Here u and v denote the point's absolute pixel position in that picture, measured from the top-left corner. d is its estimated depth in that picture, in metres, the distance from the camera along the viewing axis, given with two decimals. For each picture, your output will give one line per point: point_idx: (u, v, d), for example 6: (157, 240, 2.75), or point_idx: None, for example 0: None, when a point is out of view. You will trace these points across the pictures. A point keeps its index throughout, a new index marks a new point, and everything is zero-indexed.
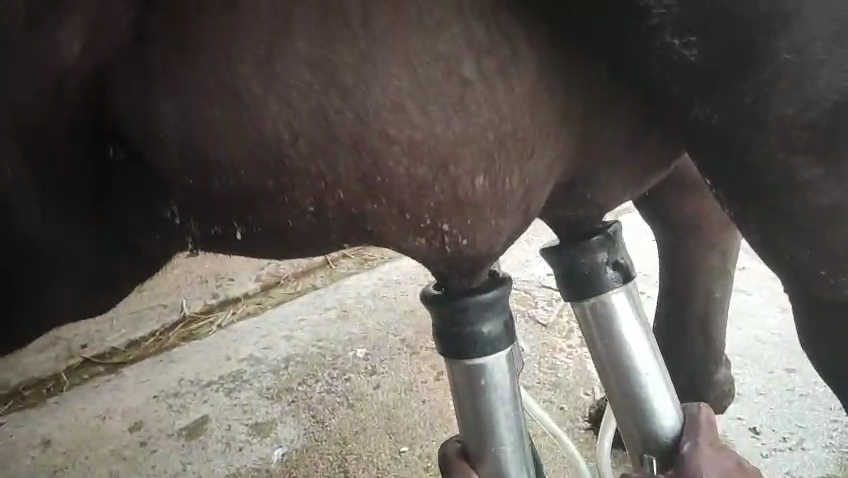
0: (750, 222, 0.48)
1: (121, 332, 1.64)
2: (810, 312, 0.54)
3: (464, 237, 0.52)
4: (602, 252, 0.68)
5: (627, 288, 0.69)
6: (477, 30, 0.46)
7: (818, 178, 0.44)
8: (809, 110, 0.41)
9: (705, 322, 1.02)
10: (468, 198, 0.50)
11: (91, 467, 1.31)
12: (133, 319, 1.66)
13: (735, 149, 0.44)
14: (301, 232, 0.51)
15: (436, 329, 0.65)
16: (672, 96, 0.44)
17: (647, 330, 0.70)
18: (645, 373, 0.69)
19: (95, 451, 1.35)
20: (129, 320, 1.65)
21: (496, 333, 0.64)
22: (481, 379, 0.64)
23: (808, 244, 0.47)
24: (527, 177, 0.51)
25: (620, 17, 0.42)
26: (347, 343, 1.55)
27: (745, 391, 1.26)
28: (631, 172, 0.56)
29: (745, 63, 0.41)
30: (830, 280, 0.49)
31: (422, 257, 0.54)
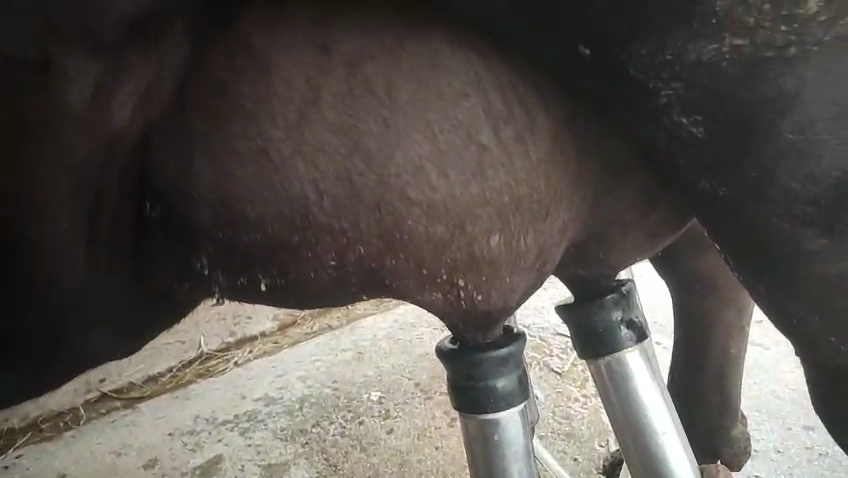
0: (757, 287, 0.50)
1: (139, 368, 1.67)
2: (822, 377, 0.55)
3: (479, 292, 0.54)
4: (617, 310, 0.69)
5: (641, 346, 0.70)
6: (496, 100, 0.48)
7: (824, 249, 0.46)
8: (813, 185, 0.43)
9: (721, 378, 1.02)
10: (484, 255, 0.52)
11: None
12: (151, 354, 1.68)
13: (743, 220, 0.46)
14: (322, 284, 0.53)
15: (451, 383, 0.66)
16: (680, 169, 0.46)
17: (661, 388, 0.71)
18: (661, 432, 0.69)
19: None
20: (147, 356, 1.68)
21: (510, 389, 0.65)
22: (494, 435, 0.65)
23: (815, 310, 0.49)
24: (541, 237, 0.53)
25: (630, 96, 0.44)
26: (362, 386, 1.56)
27: (762, 447, 1.24)
28: (643, 233, 0.58)
29: (750, 142, 0.42)
30: (839, 346, 0.51)
31: (438, 311, 0.56)
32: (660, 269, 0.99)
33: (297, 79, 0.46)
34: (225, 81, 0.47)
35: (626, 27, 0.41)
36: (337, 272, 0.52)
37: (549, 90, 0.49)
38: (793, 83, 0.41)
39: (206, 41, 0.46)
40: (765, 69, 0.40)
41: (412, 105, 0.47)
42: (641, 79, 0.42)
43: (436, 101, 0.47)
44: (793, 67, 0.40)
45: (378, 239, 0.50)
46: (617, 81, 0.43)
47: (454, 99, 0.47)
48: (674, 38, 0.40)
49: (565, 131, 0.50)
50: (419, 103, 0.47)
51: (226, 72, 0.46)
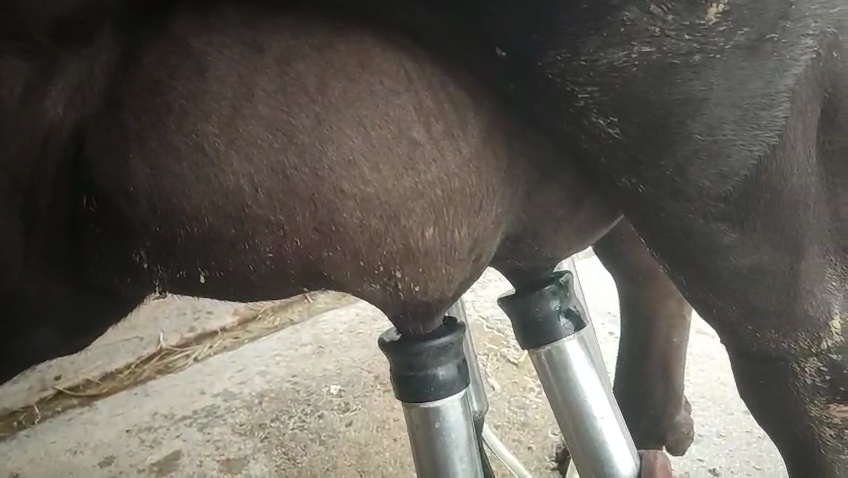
0: (678, 280, 0.53)
1: (96, 364, 1.65)
2: (740, 355, 0.58)
3: (417, 283, 0.55)
4: (554, 300, 0.72)
5: (579, 335, 0.73)
6: (426, 96, 0.50)
7: (736, 240, 0.49)
8: (723, 182, 0.47)
9: (665, 367, 1.06)
10: (419, 246, 0.53)
11: None
12: (107, 350, 1.66)
13: (662, 214, 0.48)
14: (262, 277, 0.53)
15: (394, 375, 0.68)
16: (600, 167, 0.48)
17: (600, 375, 0.74)
18: (599, 417, 0.72)
19: None
20: (105, 353, 1.66)
21: (450, 377, 0.67)
22: (435, 423, 0.67)
23: (730, 300, 0.52)
24: (474, 230, 0.55)
25: (551, 100, 0.46)
26: (321, 379, 1.57)
27: (706, 433, 1.29)
28: (576, 227, 0.60)
29: (664, 143, 0.45)
30: (754, 332, 0.55)
31: (377, 302, 0.57)
32: (602, 261, 1.02)
33: (228, 78, 0.47)
34: (158, 77, 0.47)
35: (541, 32, 0.43)
36: (277, 266, 0.52)
37: (476, 88, 0.51)
38: (700, 88, 0.43)
39: (141, 40, 0.47)
40: (673, 75, 0.43)
41: (343, 102, 0.48)
42: (558, 82, 0.44)
43: (369, 100, 0.49)
44: (700, 73, 0.43)
45: (313, 235, 0.51)
46: (537, 83, 0.45)
47: (385, 99, 0.49)
48: (586, 46, 0.43)
49: (493, 131, 0.53)
50: (350, 102, 0.49)
51: (159, 69, 0.47)
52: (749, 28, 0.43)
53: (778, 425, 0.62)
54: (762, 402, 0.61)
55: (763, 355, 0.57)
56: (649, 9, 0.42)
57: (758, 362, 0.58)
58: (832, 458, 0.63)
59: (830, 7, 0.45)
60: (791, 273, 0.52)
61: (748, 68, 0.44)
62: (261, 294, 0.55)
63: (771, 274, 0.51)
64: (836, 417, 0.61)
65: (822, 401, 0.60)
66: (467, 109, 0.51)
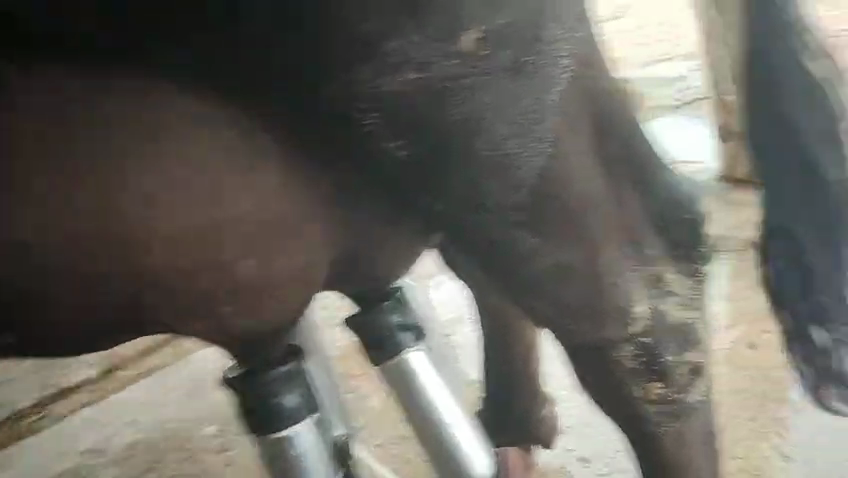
0: (501, 283, 0.59)
1: None
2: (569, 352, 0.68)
3: (252, 306, 0.61)
4: (393, 315, 0.75)
5: (423, 346, 0.76)
6: (237, 136, 0.53)
7: (539, 244, 0.57)
8: (513, 191, 0.55)
9: None
10: (249, 272, 0.59)
11: None
12: None
13: (470, 225, 0.56)
14: (106, 313, 0.56)
15: (242, 409, 0.67)
16: (410, 184, 0.55)
17: (449, 383, 0.76)
18: (449, 424, 0.74)
19: None
20: None
21: (298, 401, 0.67)
22: (288, 450, 0.66)
23: (549, 297, 0.59)
24: (302, 253, 0.60)
25: (350, 128, 0.53)
26: None
27: None
28: (407, 256, 0.64)
29: (455, 160, 0.53)
30: (571, 327, 0.62)
31: (217, 327, 0.61)
32: None
33: (40, 126, 0.49)
34: None
35: (328, 72, 0.50)
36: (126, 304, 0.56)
37: (284, 129, 0.53)
38: (474, 109, 0.52)
39: None
40: (447, 99, 0.51)
41: (159, 141, 0.52)
42: (352, 112, 0.52)
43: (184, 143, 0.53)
44: (471, 96, 0.51)
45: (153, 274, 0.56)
46: (337, 114, 0.52)
47: (199, 142, 0.53)
48: (369, 81, 0.50)
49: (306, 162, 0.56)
50: (168, 146, 0.52)
51: None
52: (505, 57, 0.52)
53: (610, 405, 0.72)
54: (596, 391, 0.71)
55: (589, 349, 0.67)
56: (415, 44, 0.49)
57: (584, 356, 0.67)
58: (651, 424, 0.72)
59: (575, 38, 0.55)
60: (590, 268, 0.60)
61: (511, 91, 0.52)
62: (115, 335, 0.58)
63: (574, 270, 0.59)
64: (655, 396, 0.71)
65: (644, 383, 0.70)
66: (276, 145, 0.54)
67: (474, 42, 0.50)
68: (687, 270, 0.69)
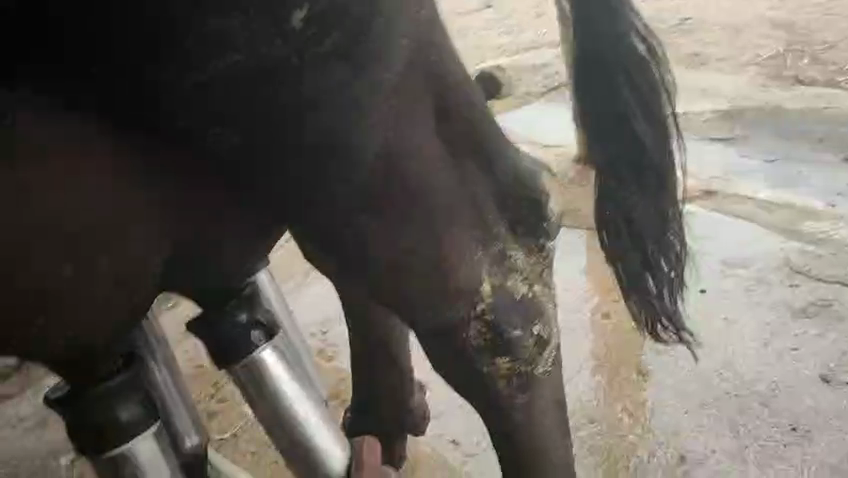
0: (343, 269, 0.64)
1: None
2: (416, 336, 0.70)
3: (68, 327, 0.56)
4: (242, 312, 0.74)
5: (273, 344, 0.74)
6: (39, 132, 0.49)
7: (378, 226, 0.61)
8: (349, 176, 0.58)
9: (390, 355, 1.14)
10: (58, 288, 0.53)
11: None
12: None
13: (307, 211, 0.59)
14: None
15: (71, 431, 0.62)
16: (248, 178, 0.57)
17: (300, 379, 0.74)
18: (304, 418, 0.73)
19: None
20: None
21: (134, 416, 0.62)
22: (126, 470, 0.62)
23: (392, 280, 0.64)
24: (124, 257, 0.56)
25: (170, 118, 0.52)
26: (48, 453, 1.40)
27: (446, 405, 1.41)
28: (249, 241, 0.65)
29: (285, 146, 0.55)
30: (415, 306, 0.67)
31: (28, 351, 0.55)
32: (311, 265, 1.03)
33: None
34: None
35: (138, 59, 0.47)
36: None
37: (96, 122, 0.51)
38: (302, 94, 0.53)
39: None
40: (272, 84, 0.51)
41: None
42: (169, 102, 0.50)
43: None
44: (297, 81, 0.52)
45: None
46: (151, 101, 0.50)
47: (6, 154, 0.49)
48: (185, 68, 0.48)
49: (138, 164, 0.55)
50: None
51: None
52: (330, 41, 0.52)
53: (464, 382, 0.74)
54: (448, 368, 0.73)
55: (440, 329, 0.69)
56: (232, 30, 0.47)
57: (436, 337, 0.70)
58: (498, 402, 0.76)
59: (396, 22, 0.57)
60: (432, 245, 0.65)
61: (339, 77, 0.54)
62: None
63: (412, 249, 0.64)
64: (504, 369, 0.74)
65: (490, 359, 0.73)
66: (107, 148, 0.53)
67: (300, 29, 0.50)
68: (528, 246, 0.74)
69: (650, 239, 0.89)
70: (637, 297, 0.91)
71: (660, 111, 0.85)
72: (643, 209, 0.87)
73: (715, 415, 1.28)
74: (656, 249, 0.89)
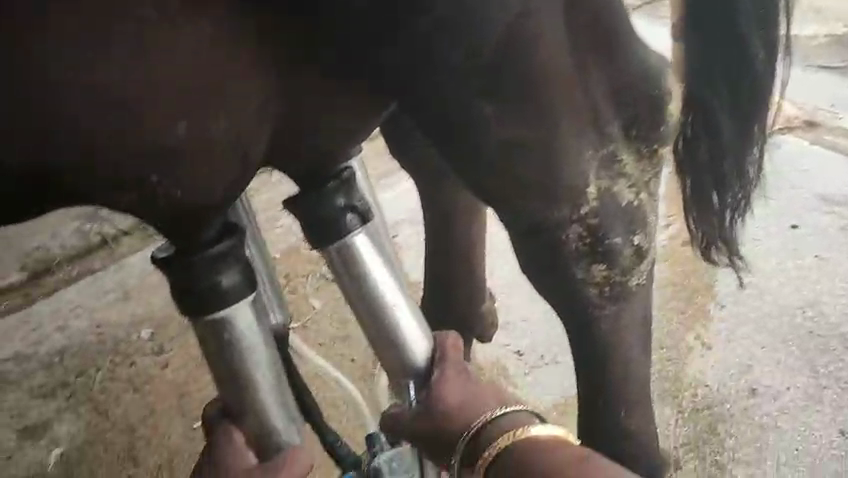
0: (453, 158, 0.62)
1: None
2: (515, 235, 0.68)
3: (177, 187, 0.55)
4: (339, 197, 0.72)
5: (367, 229, 0.73)
6: None
7: (494, 114, 0.58)
8: (473, 54, 0.55)
9: (466, 258, 1.15)
10: (170, 145, 0.52)
11: None
12: None
13: (423, 92, 0.56)
14: (26, 179, 0.51)
15: (174, 293, 0.63)
16: (367, 51, 0.55)
17: (389, 265, 0.74)
18: (393, 306, 0.73)
19: None
20: None
21: (235, 284, 0.63)
22: (224, 334, 0.64)
23: (502, 174, 0.62)
24: (233, 119, 0.54)
25: None
26: (130, 326, 1.49)
27: (512, 318, 1.41)
28: (354, 115, 0.63)
29: (409, 12, 0.51)
30: (519, 202, 0.64)
31: (140, 209, 0.56)
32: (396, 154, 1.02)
33: None
34: None
35: None
36: (54, 178, 0.52)
37: None
38: None
39: None
40: None
41: None
42: None
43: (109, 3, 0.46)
44: None
45: (82, 150, 0.50)
46: None
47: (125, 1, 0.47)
48: None
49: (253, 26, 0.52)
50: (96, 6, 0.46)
51: None
52: None
53: (556, 284, 0.72)
54: (542, 270, 0.71)
55: (541, 227, 0.67)
56: None
57: (537, 235, 0.68)
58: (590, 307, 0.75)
59: None
60: (546, 140, 0.62)
61: None
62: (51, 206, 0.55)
63: (526, 141, 0.61)
64: (599, 277, 0.72)
65: (587, 265, 0.71)
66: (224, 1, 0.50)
67: None
68: (640, 151, 0.69)
69: (728, 159, 0.85)
70: (698, 215, 0.89)
71: (775, 34, 0.78)
72: (729, 139, 0.83)
73: (794, 352, 1.25)
74: (732, 172, 0.86)
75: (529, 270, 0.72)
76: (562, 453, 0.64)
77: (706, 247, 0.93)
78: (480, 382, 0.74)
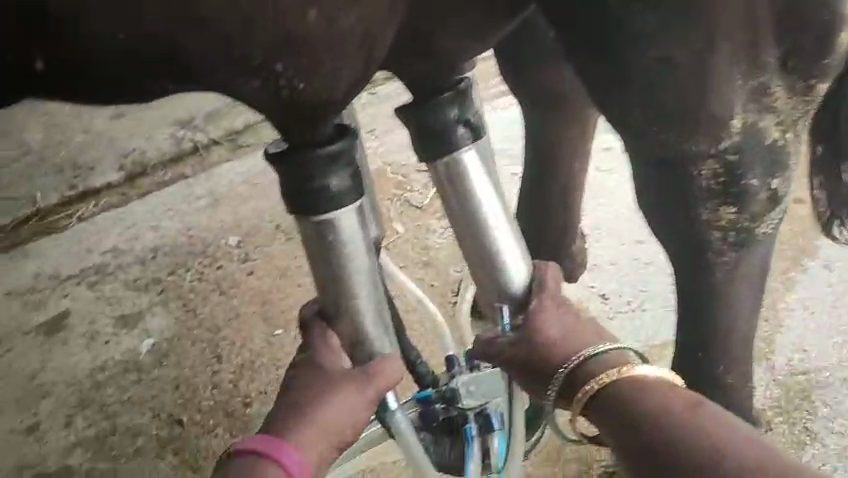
0: (590, 72, 0.58)
1: None
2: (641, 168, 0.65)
3: (300, 81, 0.52)
4: (453, 109, 0.68)
5: (477, 146, 0.69)
6: None
7: (647, 27, 0.54)
8: None
9: (562, 192, 1.12)
10: (299, 35, 0.50)
11: None
12: None
13: None
14: (154, 58, 0.50)
15: (284, 189, 0.62)
16: None
17: (496, 185, 0.71)
18: (495, 229, 0.70)
19: None
20: None
21: (344, 188, 0.62)
22: (328, 236, 0.63)
23: (645, 98, 0.57)
24: (364, 14, 0.51)
25: None
26: (219, 232, 1.53)
27: (599, 262, 1.36)
28: (482, 17, 0.60)
29: None
30: (656, 133, 0.60)
31: (261, 100, 0.54)
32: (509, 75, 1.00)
33: None
34: None
35: None
36: (184, 58, 0.50)
37: None
38: None
39: None
40: None
41: None
42: None
43: None
44: None
45: (211, 29, 0.48)
46: None
47: None
48: None
49: None
50: None
51: None
52: None
53: (675, 221, 0.68)
54: (664, 204, 0.67)
55: (671, 161, 0.62)
56: None
57: (667, 169, 0.63)
58: (709, 247, 0.70)
59: None
60: (700, 64, 0.56)
61: None
62: (176, 86, 0.53)
63: (678, 62, 0.55)
64: (724, 220, 0.67)
65: (713, 205, 0.65)
66: None
67: None
68: (794, 86, 0.62)
69: None
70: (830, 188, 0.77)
71: None
72: None
73: None
74: None
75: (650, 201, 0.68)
76: (675, 396, 0.61)
77: (827, 220, 0.79)
78: (580, 317, 0.71)
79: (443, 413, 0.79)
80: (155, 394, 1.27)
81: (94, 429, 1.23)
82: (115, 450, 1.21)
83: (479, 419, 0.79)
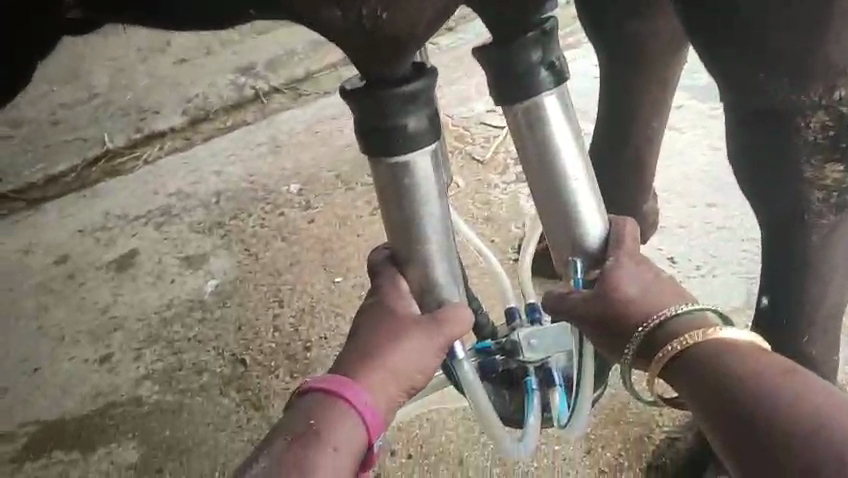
0: (700, 18, 0.57)
1: (39, 168, 1.63)
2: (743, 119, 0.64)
3: (383, 11, 0.50)
4: (537, 51, 0.64)
5: (559, 91, 0.66)
6: None
7: None
8: None
9: (638, 149, 1.07)
10: None
11: (21, 303, 1.38)
12: (53, 155, 1.65)
13: None
14: None
15: (358, 128, 0.60)
16: None
17: (576, 133, 0.67)
18: (573, 179, 0.67)
19: (35, 275, 1.42)
20: (48, 157, 1.65)
21: (420, 129, 0.60)
22: (404, 179, 0.61)
23: (759, 44, 0.56)
24: None
25: None
26: (280, 179, 1.53)
27: (669, 224, 1.31)
28: None
29: None
30: (767, 82, 0.59)
31: (340, 29, 0.52)
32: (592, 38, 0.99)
33: None
34: None
35: None
36: None
37: None
38: None
39: None
40: None
41: None
42: None
43: None
44: None
45: None
46: None
47: None
48: None
49: None
50: None
51: None
52: None
53: (774, 181, 0.67)
54: (765, 158, 0.66)
55: (777, 113, 0.62)
56: None
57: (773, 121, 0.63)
58: (809, 210, 0.69)
59: None
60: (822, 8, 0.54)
61: None
62: None
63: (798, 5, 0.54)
64: (829, 179, 0.65)
65: (819, 161, 0.64)
66: None
67: None
68: None
69: None
70: None
71: None
72: None
73: None
74: None
75: (747, 157, 0.67)
76: (770, 362, 0.58)
77: None
78: (660, 277, 0.68)
79: (502, 364, 0.78)
80: (220, 333, 1.29)
81: (162, 363, 1.26)
82: (182, 385, 1.23)
83: (539, 372, 0.78)
